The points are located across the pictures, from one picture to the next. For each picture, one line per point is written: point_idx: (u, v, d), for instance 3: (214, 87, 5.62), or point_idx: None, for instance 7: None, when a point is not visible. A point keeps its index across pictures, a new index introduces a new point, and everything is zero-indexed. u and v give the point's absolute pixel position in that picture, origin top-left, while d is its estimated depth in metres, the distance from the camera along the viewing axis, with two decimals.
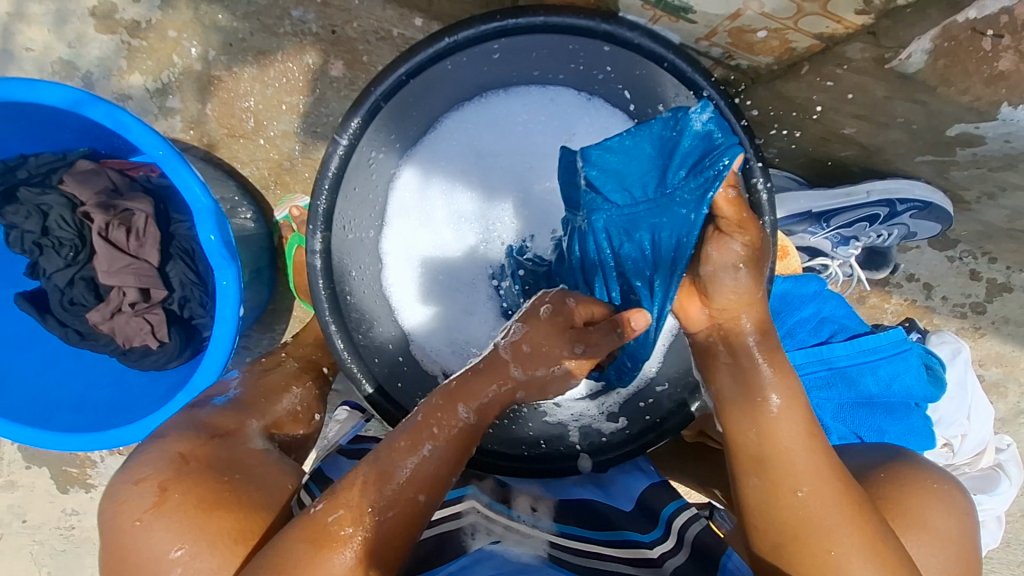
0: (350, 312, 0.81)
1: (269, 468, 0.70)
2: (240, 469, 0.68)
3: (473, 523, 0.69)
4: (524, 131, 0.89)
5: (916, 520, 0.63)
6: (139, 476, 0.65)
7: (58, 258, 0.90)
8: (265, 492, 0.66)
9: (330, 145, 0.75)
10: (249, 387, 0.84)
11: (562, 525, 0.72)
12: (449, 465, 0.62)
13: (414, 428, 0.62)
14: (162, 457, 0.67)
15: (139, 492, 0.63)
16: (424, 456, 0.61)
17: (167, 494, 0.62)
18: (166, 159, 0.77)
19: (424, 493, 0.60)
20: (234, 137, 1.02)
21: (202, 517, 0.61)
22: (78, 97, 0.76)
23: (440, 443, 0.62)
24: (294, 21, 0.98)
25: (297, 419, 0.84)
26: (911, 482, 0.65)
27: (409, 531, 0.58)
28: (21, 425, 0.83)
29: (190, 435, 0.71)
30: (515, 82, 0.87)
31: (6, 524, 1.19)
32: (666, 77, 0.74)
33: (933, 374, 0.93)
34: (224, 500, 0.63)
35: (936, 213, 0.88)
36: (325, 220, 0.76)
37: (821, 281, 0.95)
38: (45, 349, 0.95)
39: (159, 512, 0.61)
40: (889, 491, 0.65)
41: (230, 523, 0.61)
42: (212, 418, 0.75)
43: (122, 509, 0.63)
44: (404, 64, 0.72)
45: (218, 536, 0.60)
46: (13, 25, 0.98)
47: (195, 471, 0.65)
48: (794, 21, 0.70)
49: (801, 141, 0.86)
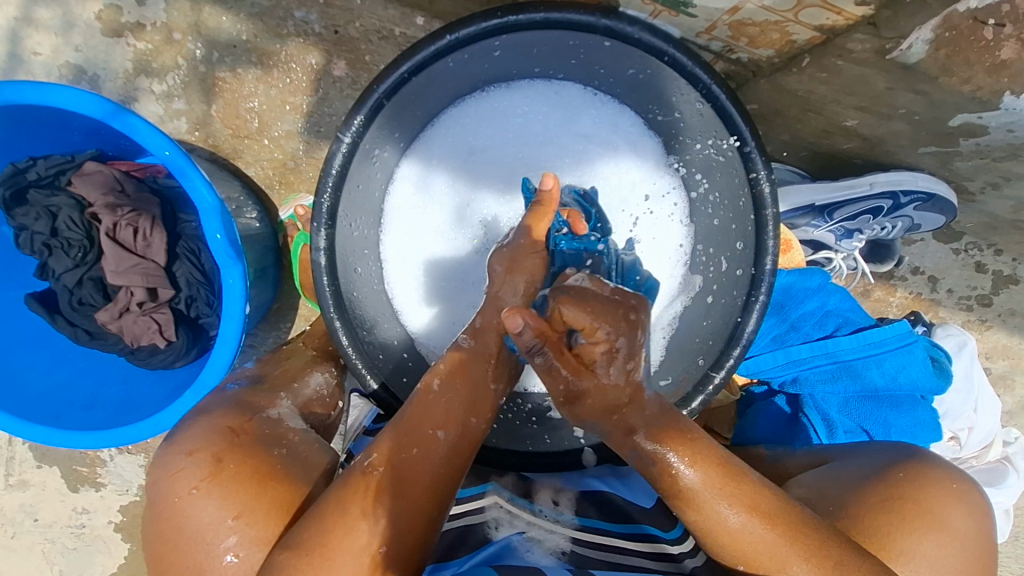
0: (355, 309, 0.82)
1: (310, 446, 0.72)
2: (284, 443, 0.70)
3: (497, 517, 0.69)
4: (523, 124, 0.91)
5: (935, 519, 0.62)
6: (190, 448, 0.67)
7: (66, 259, 0.91)
8: (308, 469, 0.69)
9: (333, 143, 0.75)
10: (268, 371, 0.86)
11: (584, 517, 0.71)
12: (463, 402, 0.64)
13: (425, 379, 0.66)
14: (211, 430, 0.69)
15: (195, 462, 0.65)
16: (436, 397, 0.64)
17: (223, 465, 0.65)
18: (174, 160, 0.78)
19: (442, 429, 0.63)
20: (239, 137, 1.03)
21: (258, 488, 0.64)
22: (112, 109, 0.77)
23: (449, 382, 0.65)
24: (297, 22, 0.99)
25: (325, 403, 0.86)
26: (930, 482, 0.65)
27: (436, 466, 0.61)
28: (32, 423, 0.84)
29: (235, 410, 0.73)
30: (518, 77, 0.88)
31: (18, 522, 1.20)
32: (667, 72, 0.74)
33: (939, 366, 0.93)
34: (276, 473, 0.66)
35: (940, 204, 0.88)
36: (329, 217, 0.76)
37: (825, 275, 0.93)
38: (55, 348, 0.96)
39: (216, 482, 0.64)
40: (909, 490, 0.64)
41: (283, 496, 0.64)
42: (247, 395, 0.77)
43: (174, 479, 0.65)
44: (406, 61, 0.72)
45: (269, 511, 0.63)
46: (21, 30, 0.99)
47: (245, 444, 0.68)
48: (794, 13, 0.69)
49: (802, 134, 0.87)
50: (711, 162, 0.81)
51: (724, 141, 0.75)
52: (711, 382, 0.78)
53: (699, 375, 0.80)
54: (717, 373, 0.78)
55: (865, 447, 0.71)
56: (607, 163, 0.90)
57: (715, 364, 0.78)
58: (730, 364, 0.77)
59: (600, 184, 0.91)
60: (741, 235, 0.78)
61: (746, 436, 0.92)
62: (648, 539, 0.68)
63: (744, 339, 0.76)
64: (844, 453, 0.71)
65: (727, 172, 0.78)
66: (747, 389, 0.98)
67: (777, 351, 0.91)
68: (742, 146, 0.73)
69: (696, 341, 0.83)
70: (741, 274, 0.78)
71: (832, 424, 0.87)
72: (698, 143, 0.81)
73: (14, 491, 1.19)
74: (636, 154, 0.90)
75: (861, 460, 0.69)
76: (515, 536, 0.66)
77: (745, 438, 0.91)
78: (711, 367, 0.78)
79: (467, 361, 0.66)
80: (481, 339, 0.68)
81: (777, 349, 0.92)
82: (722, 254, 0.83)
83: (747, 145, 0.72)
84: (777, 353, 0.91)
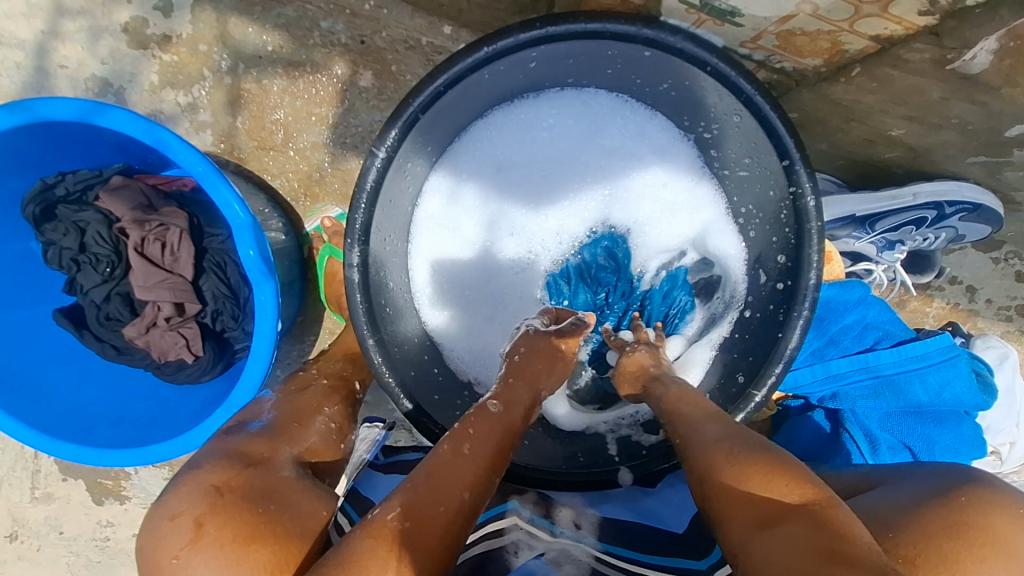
0: (386, 325, 0.80)
1: (302, 495, 0.67)
2: (274, 497, 0.65)
3: (516, 540, 0.65)
4: (549, 138, 0.89)
5: (1003, 548, 0.49)
6: (174, 511, 0.61)
7: (95, 275, 0.90)
8: (300, 521, 0.63)
9: (368, 158, 0.74)
10: (280, 409, 0.81)
11: (607, 543, 0.67)
12: (486, 467, 0.63)
13: (450, 439, 0.64)
14: (196, 491, 0.63)
15: (177, 528, 0.59)
16: (465, 460, 0.62)
17: (204, 530, 0.58)
18: (206, 175, 0.77)
19: (469, 490, 0.60)
20: (265, 149, 1.02)
21: (240, 552, 0.57)
22: (87, 107, 0.76)
23: (479, 445, 0.64)
24: (323, 32, 0.98)
25: (330, 444, 0.81)
26: (996, 505, 0.51)
27: (457, 528, 0.57)
28: (62, 441, 0.83)
29: (224, 464, 0.67)
30: (548, 87, 0.86)
31: (42, 535, 1.20)
32: (706, 81, 0.72)
33: (982, 380, 0.90)
34: (260, 533, 0.59)
35: (986, 215, 0.86)
36: (362, 233, 0.75)
37: (866, 287, 0.90)
38: (82, 363, 0.95)
39: (197, 548, 0.58)
40: (975, 516, 0.51)
41: (268, 556, 0.58)
42: (244, 443, 0.72)
43: (160, 544, 0.59)
44: (441, 74, 0.71)
45: (255, 571, 0.56)
46: (48, 44, 0.99)
47: (230, 503, 0.62)
48: (850, 23, 0.67)
49: (841, 143, 0.84)
50: (750, 173, 0.79)
51: (769, 154, 0.73)
52: (752, 400, 0.75)
53: (739, 393, 0.78)
54: (759, 391, 0.75)
55: None
56: (640, 175, 0.88)
57: (756, 382, 0.76)
58: (771, 381, 0.75)
59: (629, 195, 0.89)
60: (783, 248, 0.76)
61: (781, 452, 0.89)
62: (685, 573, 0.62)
63: (785, 355, 0.74)
64: None
65: (771, 184, 0.75)
66: (783, 403, 0.95)
67: (816, 365, 0.89)
68: (788, 158, 0.71)
69: (735, 357, 0.82)
70: (783, 288, 0.76)
71: (874, 440, 0.85)
72: (736, 155, 0.80)
73: (38, 505, 1.18)
74: (674, 163, 0.87)
75: (912, 484, 0.57)
76: (533, 560, 0.62)
77: None
78: (752, 385, 0.76)
79: (493, 426, 0.66)
80: (510, 406, 0.69)
81: (817, 363, 0.90)
82: (762, 267, 0.81)
83: (794, 159, 0.70)
84: (816, 367, 0.89)
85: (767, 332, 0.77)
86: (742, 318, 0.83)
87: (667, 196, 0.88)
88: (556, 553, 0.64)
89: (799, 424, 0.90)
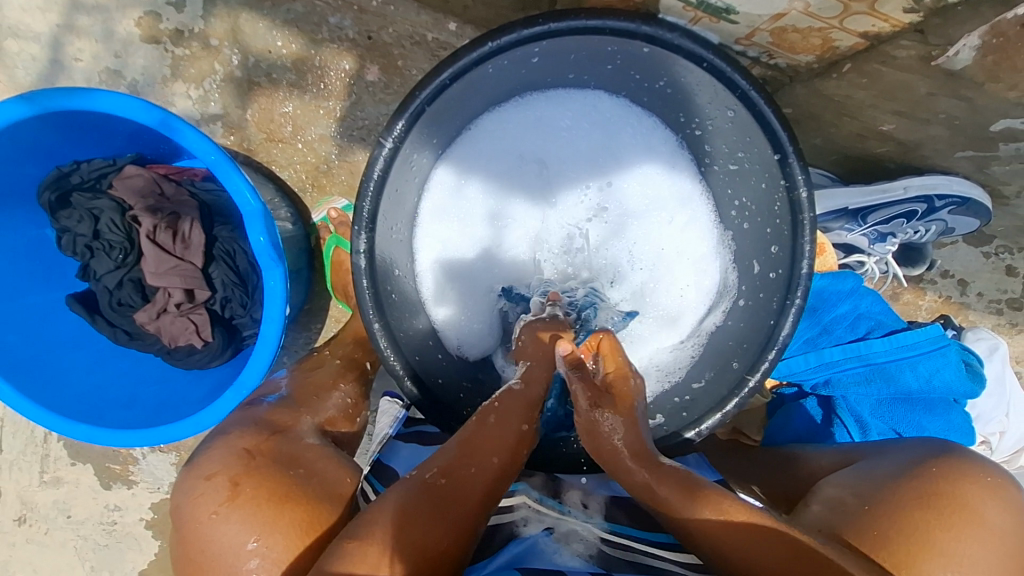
0: (391, 311, 0.82)
1: (327, 463, 0.74)
2: (301, 464, 0.72)
3: (525, 516, 0.70)
4: (568, 136, 0.92)
5: (973, 513, 0.61)
6: (209, 472, 0.69)
7: (108, 261, 0.93)
8: (326, 487, 0.70)
9: (375, 148, 0.76)
10: (297, 384, 0.88)
11: (616, 523, 0.72)
12: (515, 436, 0.69)
13: (478, 412, 0.71)
14: (228, 453, 0.71)
15: (213, 486, 0.67)
16: (492, 428, 0.68)
17: (240, 488, 0.66)
18: (218, 164, 0.80)
19: (497, 456, 0.67)
20: (273, 141, 1.04)
21: (275, 511, 0.64)
22: (162, 118, 0.79)
23: (504, 415, 0.70)
24: (331, 27, 1.00)
25: (348, 416, 0.88)
26: (965, 476, 0.64)
27: (486, 486, 0.65)
28: (76, 421, 0.86)
29: (252, 430, 0.75)
30: (554, 86, 0.90)
31: (51, 519, 1.22)
32: (702, 77, 0.75)
33: (971, 369, 0.92)
34: (292, 494, 0.67)
35: (975, 209, 0.88)
36: (369, 221, 0.77)
37: (858, 278, 0.93)
38: (94, 348, 0.98)
39: (233, 506, 0.65)
40: (943, 485, 0.63)
41: (301, 516, 0.65)
42: (268, 414, 0.80)
43: (196, 502, 0.67)
44: (446, 68, 0.73)
45: (290, 530, 0.63)
46: (62, 37, 1.01)
47: (261, 466, 0.69)
48: (839, 20, 0.69)
49: (835, 137, 0.88)
50: (746, 166, 0.81)
51: (763, 147, 0.75)
52: (746, 385, 0.77)
53: (736, 379, 0.79)
54: (753, 376, 0.77)
55: (891, 446, 0.72)
56: (638, 170, 0.92)
57: (752, 367, 0.78)
58: (766, 367, 0.77)
59: (628, 189, 0.92)
60: (776, 239, 0.78)
61: (778, 437, 0.91)
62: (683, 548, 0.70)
63: (779, 342, 0.76)
64: (874, 451, 0.73)
65: (765, 176, 0.77)
66: (777, 391, 0.97)
67: (810, 353, 0.91)
68: (781, 151, 0.73)
69: (730, 344, 0.84)
70: (776, 277, 0.79)
71: (865, 426, 0.87)
72: (730, 149, 0.82)
73: (48, 488, 1.21)
74: (672, 161, 0.91)
75: (888, 460, 0.69)
76: (542, 535, 0.67)
77: (777, 440, 0.91)
78: (747, 371, 0.78)
79: (520, 398, 0.71)
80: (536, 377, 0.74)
81: (810, 351, 0.92)
82: (756, 257, 0.83)
83: (786, 151, 0.72)
84: (810, 354, 0.91)
85: (760, 319, 0.80)
86: (736, 307, 0.86)
87: (661, 190, 0.92)
88: (565, 531, 0.69)
89: (792, 413, 0.91)
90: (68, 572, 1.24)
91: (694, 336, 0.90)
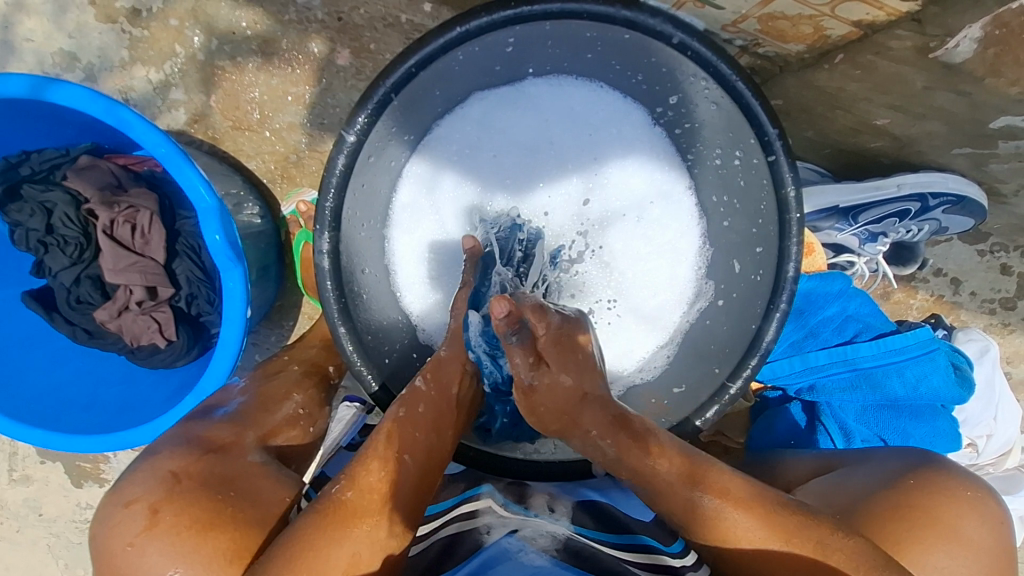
0: (359, 313, 0.78)
1: (265, 481, 0.68)
2: (236, 485, 0.66)
3: (489, 522, 0.65)
4: (556, 123, 0.86)
5: (946, 529, 0.61)
6: (129, 498, 0.63)
7: (63, 257, 0.89)
8: (260, 509, 0.64)
9: (338, 140, 0.71)
10: (250, 395, 0.81)
11: (579, 527, 0.66)
12: (428, 429, 0.65)
13: (391, 407, 0.66)
14: (152, 477, 0.64)
15: (131, 515, 0.61)
16: (404, 425, 0.64)
17: (159, 517, 0.61)
18: (169, 157, 0.75)
19: (408, 452, 0.63)
20: (240, 129, 0.99)
21: (196, 540, 0.59)
22: (32, 83, 0.74)
23: (418, 412, 0.66)
24: (299, 8, 0.94)
25: (298, 428, 0.81)
26: (943, 491, 0.62)
27: (402, 490, 0.61)
28: (31, 426, 0.82)
29: (183, 450, 0.68)
30: (543, 73, 0.84)
31: (22, 517, 1.19)
32: (687, 66, 0.69)
33: (961, 374, 0.88)
34: (218, 520, 0.61)
35: (969, 208, 0.85)
36: (332, 220, 0.73)
37: (847, 279, 0.89)
38: (53, 347, 0.94)
39: (151, 536, 0.60)
40: (920, 499, 0.62)
41: (226, 543, 0.60)
42: (209, 430, 0.73)
43: (113, 531, 0.61)
44: (413, 55, 0.68)
45: (212, 558, 0.59)
46: (12, 16, 0.95)
47: (187, 491, 0.63)
48: (830, 8, 0.68)
49: (828, 131, 0.84)
50: (734, 166, 0.76)
51: (749, 144, 0.71)
52: (727, 392, 0.74)
53: (716, 385, 0.76)
54: (734, 383, 0.74)
55: (876, 452, 0.69)
56: (622, 161, 0.86)
57: (732, 374, 0.75)
58: (748, 373, 0.73)
59: (614, 183, 0.86)
60: (762, 239, 0.74)
61: (761, 444, 0.89)
62: (641, 550, 0.64)
63: (762, 347, 0.72)
64: (855, 458, 0.70)
65: (751, 177, 0.73)
66: (762, 394, 0.94)
67: (794, 357, 0.88)
68: (771, 151, 0.68)
69: (713, 348, 0.80)
70: (762, 280, 0.74)
71: (848, 433, 0.85)
72: (717, 148, 0.77)
73: (17, 486, 1.18)
74: (660, 152, 0.85)
75: (868, 469, 0.67)
76: (507, 537, 0.63)
77: (760, 445, 0.88)
78: (728, 377, 0.75)
79: (431, 397, 0.67)
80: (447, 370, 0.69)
81: (795, 355, 0.89)
82: (741, 257, 0.79)
83: (775, 151, 0.68)
84: (794, 359, 0.88)
85: (745, 315, 0.76)
86: (714, 307, 0.82)
87: (651, 183, 0.86)
88: (527, 533, 0.64)
89: (777, 416, 0.90)
90: (41, 570, 1.21)
91: (672, 336, 0.86)
